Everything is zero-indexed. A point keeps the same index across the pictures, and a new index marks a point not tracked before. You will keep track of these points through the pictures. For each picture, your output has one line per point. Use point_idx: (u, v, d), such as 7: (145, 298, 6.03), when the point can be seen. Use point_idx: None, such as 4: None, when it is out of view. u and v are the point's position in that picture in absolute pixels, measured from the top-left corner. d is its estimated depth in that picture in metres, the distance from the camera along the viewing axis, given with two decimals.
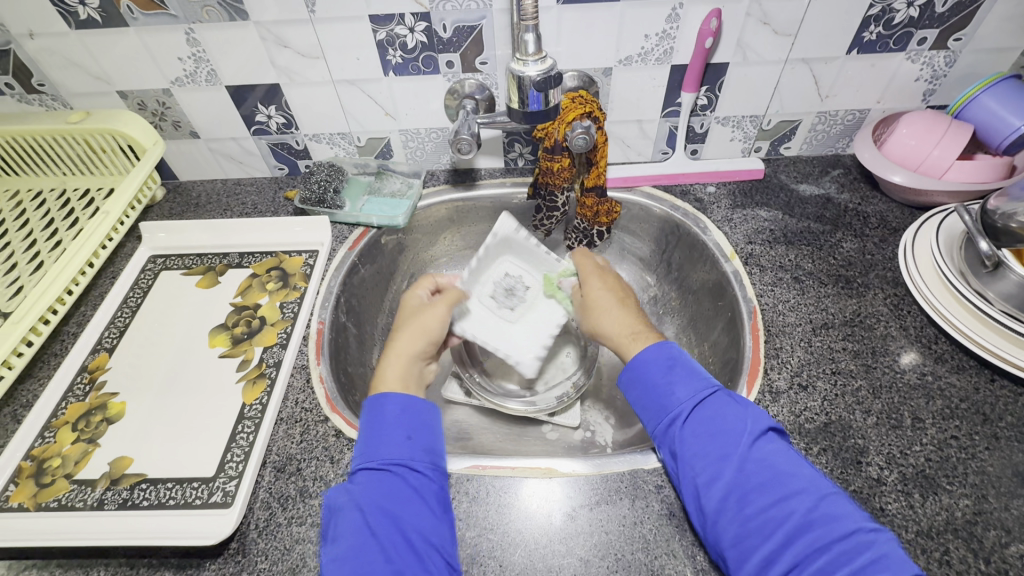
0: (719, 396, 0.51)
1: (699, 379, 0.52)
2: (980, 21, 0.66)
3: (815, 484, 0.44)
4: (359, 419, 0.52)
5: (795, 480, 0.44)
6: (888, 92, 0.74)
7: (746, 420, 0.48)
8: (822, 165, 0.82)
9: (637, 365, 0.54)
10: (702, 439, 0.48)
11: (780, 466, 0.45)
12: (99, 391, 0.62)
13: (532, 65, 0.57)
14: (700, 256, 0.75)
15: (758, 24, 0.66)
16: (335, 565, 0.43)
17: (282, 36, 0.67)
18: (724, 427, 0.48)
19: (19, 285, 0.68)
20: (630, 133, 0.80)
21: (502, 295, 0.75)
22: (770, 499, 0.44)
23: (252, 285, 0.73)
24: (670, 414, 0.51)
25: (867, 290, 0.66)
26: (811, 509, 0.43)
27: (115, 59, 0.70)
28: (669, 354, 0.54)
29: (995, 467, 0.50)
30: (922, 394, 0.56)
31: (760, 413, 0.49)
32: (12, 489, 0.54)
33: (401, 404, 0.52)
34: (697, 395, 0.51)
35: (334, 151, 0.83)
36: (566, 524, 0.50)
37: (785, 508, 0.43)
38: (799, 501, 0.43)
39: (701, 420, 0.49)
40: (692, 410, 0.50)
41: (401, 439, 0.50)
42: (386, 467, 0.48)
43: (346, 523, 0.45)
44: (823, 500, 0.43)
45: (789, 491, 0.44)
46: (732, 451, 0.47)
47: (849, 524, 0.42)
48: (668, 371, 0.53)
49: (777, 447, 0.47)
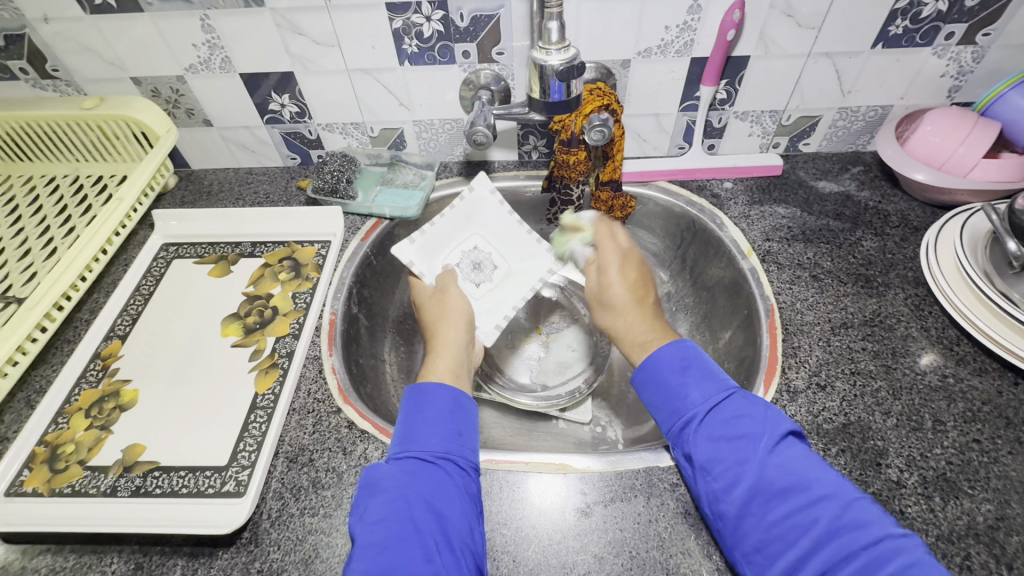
0: (736, 398, 0.49)
1: (715, 382, 0.50)
2: (1010, 16, 0.64)
3: (841, 490, 0.43)
4: (402, 410, 0.53)
5: (818, 485, 0.43)
6: (913, 88, 0.72)
7: (763, 424, 0.46)
8: (842, 162, 0.81)
9: (651, 366, 0.53)
10: (718, 444, 0.47)
11: (802, 472, 0.44)
12: (112, 378, 0.62)
13: (555, 54, 0.55)
14: (715, 253, 0.74)
15: (782, 16, 0.65)
16: (369, 550, 0.42)
17: (296, 23, 0.66)
18: (742, 431, 0.46)
19: (32, 271, 0.68)
20: (647, 127, 0.79)
21: (477, 266, 0.74)
22: (794, 506, 0.42)
23: (265, 274, 0.72)
24: (683, 417, 0.49)
25: (887, 289, 0.65)
26: (838, 516, 0.41)
27: (130, 45, 0.69)
28: (684, 354, 0.53)
29: (1018, 471, 0.50)
30: (944, 396, 0.55)
31: (780, 416, 0.47)
32: (26, 474, 0.54)
33: (453, 397, 0.53)
34: (710, 399, 0.49)
35: (346, 141, 0.82)
36: (579, 520, 0.50)
37: (810, 515, 0.42)
38: (825, 508, 0.41)
39: (716, 424, 0.48)
40: (706, 413, 0.49)
41: (451, 433, 0.50)
42: (432, 458, 0.48)
43: (381, 509, 0.44)
44: (850, 506, 0.41)
45: (813, 496, 0.42)
46: (750, 456, 0.45)
47: (878, 531, 0.40)
48: (682, 373, 0.51)
49: (799, 451, 0.45)
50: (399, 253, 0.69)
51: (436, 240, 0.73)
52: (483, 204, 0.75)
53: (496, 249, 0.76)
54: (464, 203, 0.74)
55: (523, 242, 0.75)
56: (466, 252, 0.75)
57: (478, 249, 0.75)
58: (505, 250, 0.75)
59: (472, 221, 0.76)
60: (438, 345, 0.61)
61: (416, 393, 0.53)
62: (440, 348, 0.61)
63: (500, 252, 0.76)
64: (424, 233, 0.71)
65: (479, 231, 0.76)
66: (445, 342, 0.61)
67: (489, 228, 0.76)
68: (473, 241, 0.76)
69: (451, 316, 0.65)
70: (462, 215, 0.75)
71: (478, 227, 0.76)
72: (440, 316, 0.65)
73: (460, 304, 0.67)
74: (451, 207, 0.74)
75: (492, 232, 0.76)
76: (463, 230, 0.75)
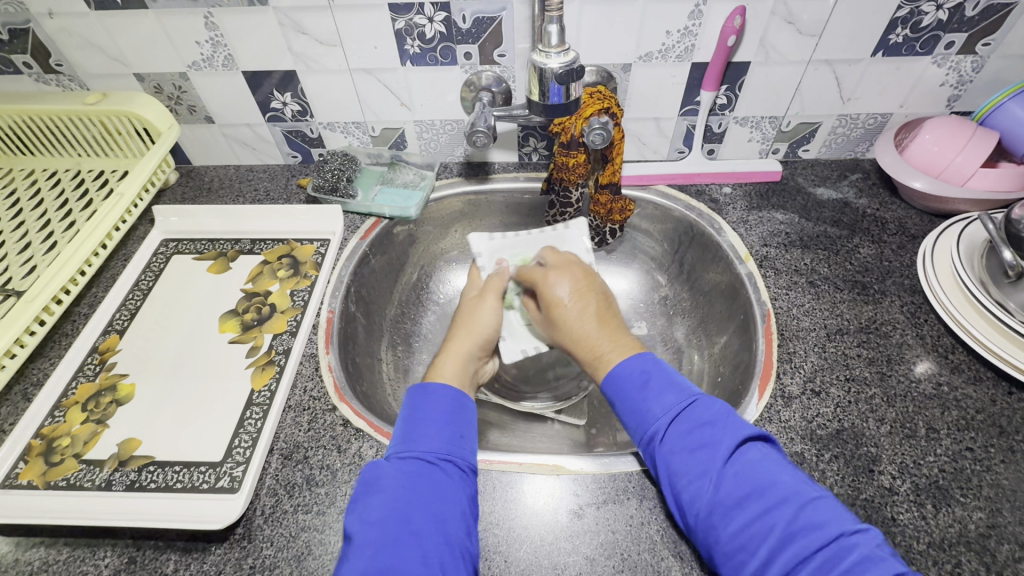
0: (698, 406, 0.48)
1: (676, 392, 0.49)
2: (1010, 26, 0.64)
3: (799, 491, 0.42)
4: (403, 410, 0.52)
5: (776, 489, 0.42)
6: (912, 97, 0.72)
7: (723, 431, 0.46)
8: (841, 169, 0.81)
9: (612, 378, 0.52)
10: (680, 457, 0.46)
11: (760, 477, 0.43)
12: (109, 372, 0.62)
13: (555, 57, 0.56)
14: (713, 257, 0.75)
15: (783, 23, 0.65)
16: (367, 550, 0.42)
17: (299, 22, 0.66)
18: (703, 442, 0.46)
19: (32, 264, 0.68)
20: (647, 131, 0.79)
21: None
22: (752, 512, 0.42)
23: (264, 272, 0.73)
24: (647, 432, 0.48)
25: (884, 296, 0.65)
26: (792, 520, 0.40)
27: (133, 40, 0.70)
28: (644, 366, 0.52)
29: (1010, 480, 0.50)
30: (937, 404, 0.55)
31: (742, 422, 0.47)
32: (22, 466, 0.55)
33: (458, 401, 0.53)
34: (672, 411, 0.48)
35: (347, 140, 0.83)
36: (571, 522, 0.50)
37: (767, 522, 0.41)
38: (779, 513, 0.41)
39: (678, 437, 0.47)
40: (669, 426, 0.48)
41: (453, 436, 0.50)
42: (432, 459, 0.48)
43: (381, 509, 0.44)
44: (806, 508, 0.41)
45: (769, 502, 0.42)
46: (710, 467, 0.44)
47: (834, 530, 0.39)
48: (642, 387, 0.50)
49: (758, 456, 0.44)
50: (475, 241, 0.75)
51: (513, 252, 0.74)
52: (572, 245, 0.74)
53: None
54: (553, 234, 0.75)
55: None
56: None
57: None
58: None
59: None
60: (449, 350, 0.60)
61: (421, 393, 0.53)
62: (450, 351, 0.59)
63: None
64: (504, 238, 0.75)
65: None
66: (454, 350, 0.59)
67: None
68: None
69: (473, 327, 0.62)
70: (548, 244, 0.75)
71: None
72: (468, 313, 0.65)
73: (490, 319, 0.64)
74: (545, 230, 0.75)
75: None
76: (542, 258, 0.75)
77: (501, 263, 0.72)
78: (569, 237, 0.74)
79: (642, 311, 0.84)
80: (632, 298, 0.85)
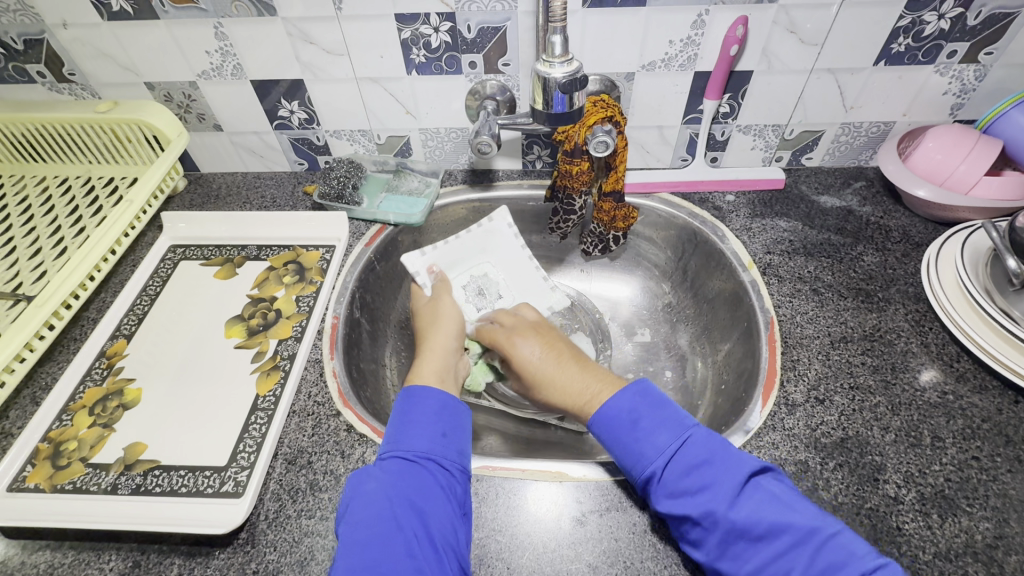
0: (693, 445, 0.48)
1: (669, 431, 0.49)
2: (1012, 35, 0.64)
3: (813, 529, 0.42)
4: (393, 412, 0.53)
5: (788, 531, 0.42)
6: (915, 105, 0.73)
7: (722, 472, 0.45)
8: (844, 177, 0.81)
9: (602, 420, 0.52)
10: (681, 500, 0.45)
11: (769, 517, 0.43)
12: (116, 376, 0.63)
13: (558, 67, 0.57)
14: (716, 265, 0.75)
15: (785, 32, 0.66)
16: (352, 549, 0.42)
17: (307, 32, 0.68)
18: (703, 483, 0.45)
19: (42, 269, 0.69)
20: (650, 139, 0.79)
21: (481, 293, 0.76)
22: (768, 554, 0.42)
23: (269, 278, 0.73)
24: (644, 472, 0.48)
25: (888, 304, 0.65)
26: (811, 563, 0.40)
27: (144, 50, 0.71)
28: (632, 406, 0.51)
29: (1017, 490, 0.49)
30: (943, 413, 0.55)
31: (741, 457, 0.46)
32: (29, 469, 0.55)
33: (441, 401, 0.53)
34: (666, 451, 0.48)
35: (353, 148, 0.83)
36: (574, 529, 0.50)
37: (783, 564, 0.41)
38: (797, 556, 0.41)
39: (676, 478, 0.46)
40: (664, 467, 0.47)
41: (437, 435, 0.50)
42: (415, 458, 0.48)
43: (364, 509, 0.45)
44: (822, 548, 0.41)
45: (782, 545, 0.42)
46: (713, 510, 0.44)
47: (854, 571, 0.39)
48: (633, 428, 0.50)
49: (762, 495, 0.44)
50: (406, 261, 0.75)
51: (444, 260, 0.76)
52: (501, 235, 0.78)
53: (505, 280, 0.78)
54: (480, 231, 0.77)
55: (536, 282, 0.78)
56: (474, 277, 0.77)
57: (486, 276, 0.78)
58: (515, 284, 0.78)
59: (487, 249, 0.78)
60: (426, 347, 0.63)
61: (406, 397, 0.54)
62: (430, 350, 0.62)
63: (508, 284, 0.78)
64: (436, 250, 0.76)
65: (491, 260, 0.78)
66: (433, 346, 0.63)
67: (502, 259, 0.79)
68: (484, 268, 0.78)
69: (442, 320, 0.66)
70: (478, 242, 0.78)
71: (493, 256, 0.79)
72: (434, 318, 0.67)
73: (453, 311, 0.68)
74: (471, 229, 0.77)
75: (504, 264, 0.79)
76: (476, 256, 0.78)
77: (434, 271, 0.75)
78: (497, 229, 0.78)
79: (646, 318, 0.84)
80: (635, 305, 0.85)
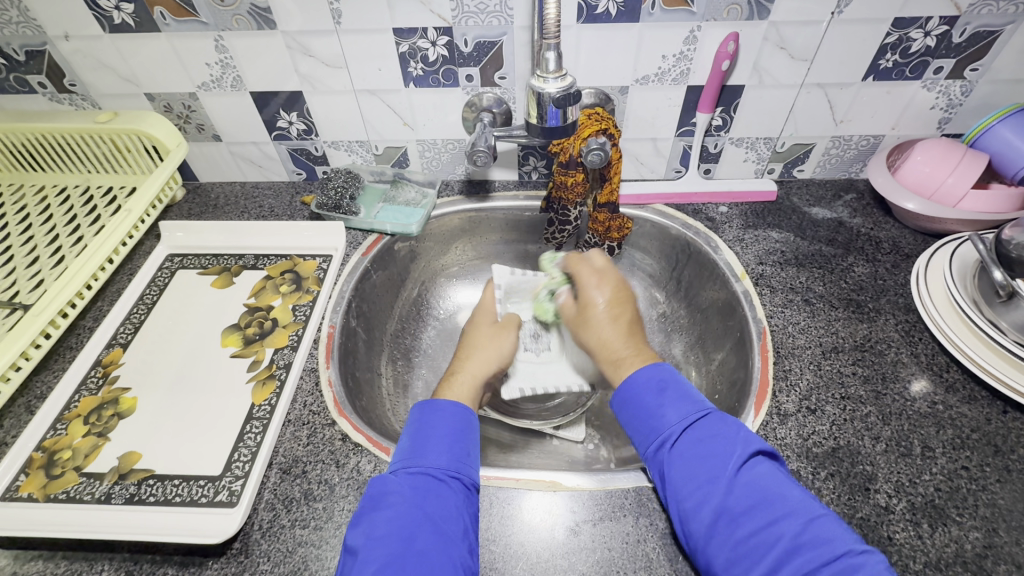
0: (712, 418, 0.49)
1: (691, 403, 0.50)
2: (996, 53, 0.66)
3: (804, 506, 0.42)
4: (409, 425, 0.53)
5: (783, 502, 0.42)
6: (903, 120, 0.74)
7: (733, 442, 0.46)
8: (835, 189, 0.82)
9: (629, 387, 0.53)
10: (690, 463, 0.47)
11: (768, 489, 0.43)
12: (111, 386, 0.63)
13: (552, 82, 0.58)
14: (710, 275, 0.76)
15: (775, 48, 0.67)
16: (371, 567, 0.42)
17: (307, 45, 0.69)
18: (713, 449, 0.46)
19: (39, 279, 0.69)
20: (644, 151, 0.81)
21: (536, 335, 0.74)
22: (757, 524, 0.42)
23: (267, 287, 0.74)
24: (658, 439, 0.49)
25: (878, 315, 0.66)
26: (799, 533, 0.40)
27: (145, 63, 0.72)
28: (663, 376, 0.53)
29: (1006, 500, 0.50)
30: (933, 423, 0.55)
31: (752, 435, 0.47)
32: (22, 479, 0.55)
33: (464, 419, 0.53)
34: (687, 418, 0.49)
35: (351, 159, 0.84)
36: (568, 538, 0.50)
37: (772, 533, 0.41)
38: (787, 525, 0.41)
39: (689, 445, 0.48)
40: (681, 434, 0.49)
41: (459, 453, 0.50)
42: (440, 476, 0.48)
43: (387, 525, 0.44)
44: (812, 522, 0.41)
45: (777, 514, 0.42)
46: (719, 474, 0.45)
47: (840, 546, 0.39)
48: (660, 395, 0.51)
49: (765, 469, 0.45)
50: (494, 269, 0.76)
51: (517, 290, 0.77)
52: None
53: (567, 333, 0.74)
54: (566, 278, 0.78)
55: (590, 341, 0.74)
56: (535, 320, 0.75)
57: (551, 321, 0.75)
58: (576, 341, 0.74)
59: None
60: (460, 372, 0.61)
61: (429, 409, 0.54)
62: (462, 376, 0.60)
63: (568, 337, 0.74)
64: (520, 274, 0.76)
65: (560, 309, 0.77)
66: (466, 372, 0.61)
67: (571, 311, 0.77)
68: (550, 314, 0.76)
69: (490, 350, 0.64)
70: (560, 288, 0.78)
71: None
72: (481, 342, 0.65)
73: (506, 347, 0.65)
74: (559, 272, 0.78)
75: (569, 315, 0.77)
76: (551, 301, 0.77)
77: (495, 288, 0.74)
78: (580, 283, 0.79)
79: None
80: None
